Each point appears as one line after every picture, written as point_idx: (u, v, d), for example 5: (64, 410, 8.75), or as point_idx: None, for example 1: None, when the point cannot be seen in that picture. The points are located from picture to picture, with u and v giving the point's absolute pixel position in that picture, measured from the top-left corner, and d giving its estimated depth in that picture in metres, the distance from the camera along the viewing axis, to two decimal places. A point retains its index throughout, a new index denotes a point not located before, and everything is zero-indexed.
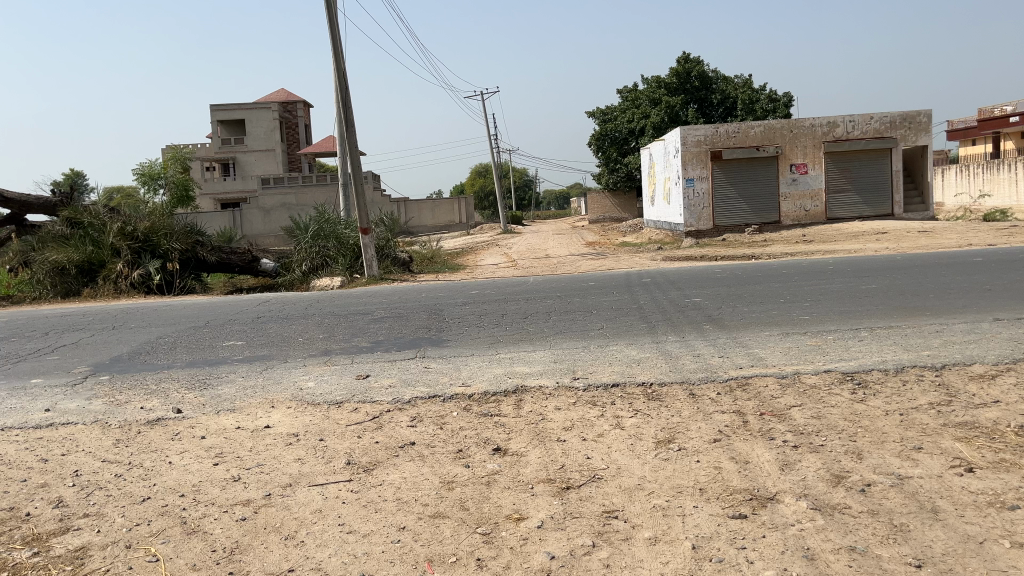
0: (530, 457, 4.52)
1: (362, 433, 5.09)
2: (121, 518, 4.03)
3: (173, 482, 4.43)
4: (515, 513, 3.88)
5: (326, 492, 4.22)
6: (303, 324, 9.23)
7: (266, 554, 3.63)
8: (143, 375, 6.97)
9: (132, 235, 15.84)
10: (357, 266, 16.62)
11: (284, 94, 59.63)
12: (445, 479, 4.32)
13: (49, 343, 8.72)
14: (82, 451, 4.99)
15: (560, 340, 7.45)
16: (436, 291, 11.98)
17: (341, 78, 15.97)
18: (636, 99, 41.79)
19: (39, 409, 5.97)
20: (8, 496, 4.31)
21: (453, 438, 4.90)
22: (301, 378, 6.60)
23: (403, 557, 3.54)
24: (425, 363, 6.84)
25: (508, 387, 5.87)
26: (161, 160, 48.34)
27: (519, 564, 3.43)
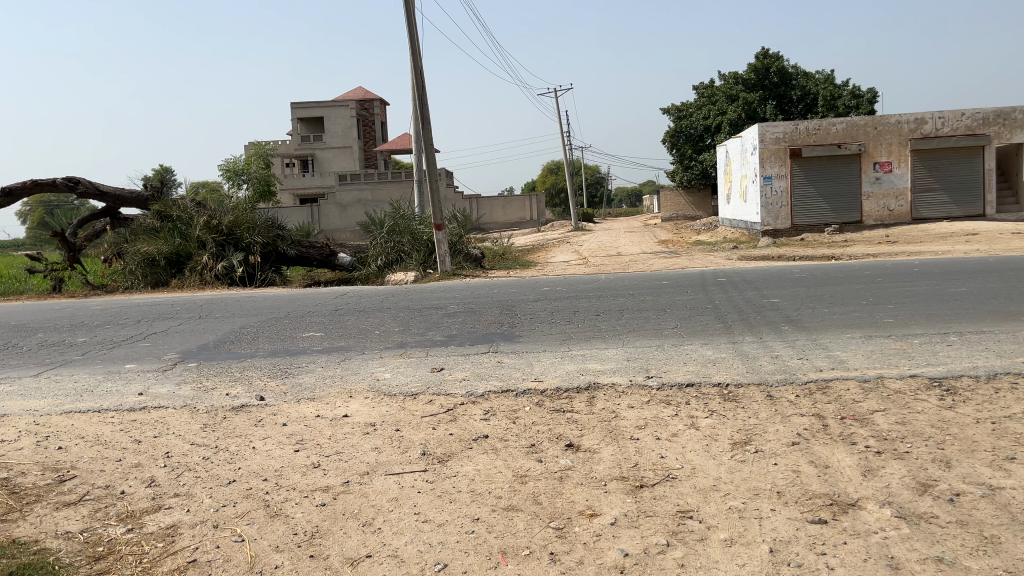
0: (603, 454, 4.52)
1: (437, 424, 5.18)
2: (209, 499, 4.21)
3: (257, 467, 4.60)
4: (588, 509, 3.89)
5: (403, 482, 4.31)
6: (379, 317, 9.43)
7: (344, 539, 3.73)
8: (228, 363, 7.24)
9: (217, 228, 16.50)
10: (431, 262, 16.81)
11: (362, 92, 60.88)
12: (518, 472, 4.36)
13: (144, 330, 9.16)
14: (172, 433, 5.22)
15: (633, 338, 7.41)
16: (509, 287, 12.08)
17: (418, 77, 16.20)
18: (713, 95, 41.31)
19: (133, 392, 6.28)
20: (105, 475, 4.55)
21: (525, 432, 4.93)
22: (378, 369, 6.74)
23: (477, 548, 3.60)
24: (498, 358, 6.91)
25: (581, 383, 5.88)
26: (244, 157, 49.54)
27: (593, 560, 3.44)
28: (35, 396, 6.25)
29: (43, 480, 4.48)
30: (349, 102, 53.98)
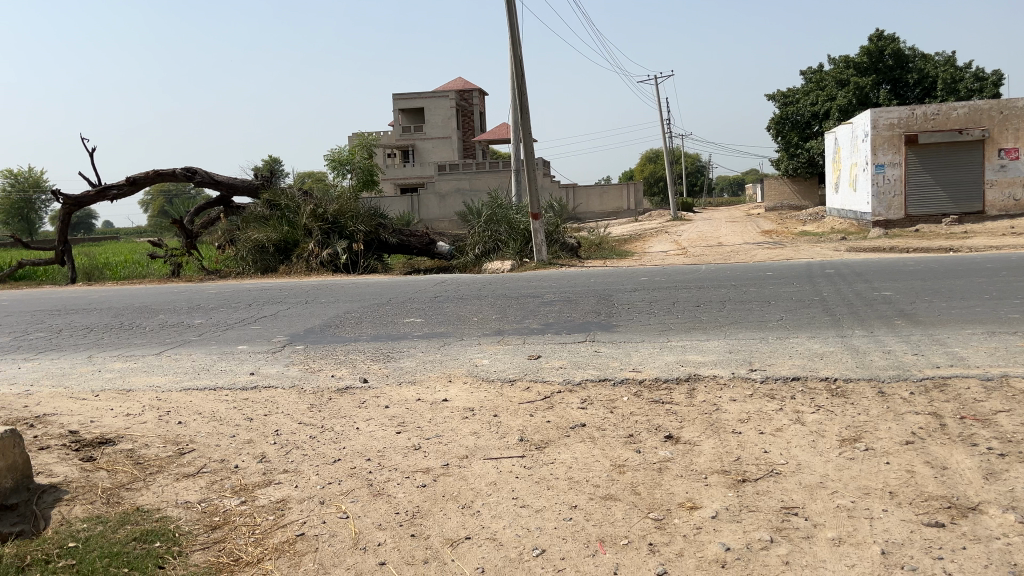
0: (704, 447, 4.43)
1: (534, 411, 5.21)
2: (316, 475, 4.37)
3: (361, 447, 4.74)
4: (688, 502, 3.83)
5: (500, 466, 4.36)
6: (477, 304, 9.55)
7: (444, 521, 3.81)
8: (333, 346, 7.50)
9: (323, 217, 17.08)
10: (527, 251, 16.90)
11: (462, 83, 61.55)
12: (616, 462, 4.32)
13: (257, 313, 9.62)
14: (281, 412, 5.45)
15: (735, 330, 7.23)
16: (606, 277, 11.99)
17: (517, 67, 16.26)
18: (822, 80, 39.89)
19: (245, 372, 6.60)
20: (220, 449, 4.80)
21: (623, 422, 4.89)
22: (476, 355, 6.83)
23: (575, 535, 3.60)
24: (596, 347, 6.89)
25: (681, 374, 5.79)
26: (348, 146, 50.88)
27: (693, 553, 3.40)
28: (158, 373, 6.66)
29: (165, 452, 4.76)
30: (448, 93, 54.80)
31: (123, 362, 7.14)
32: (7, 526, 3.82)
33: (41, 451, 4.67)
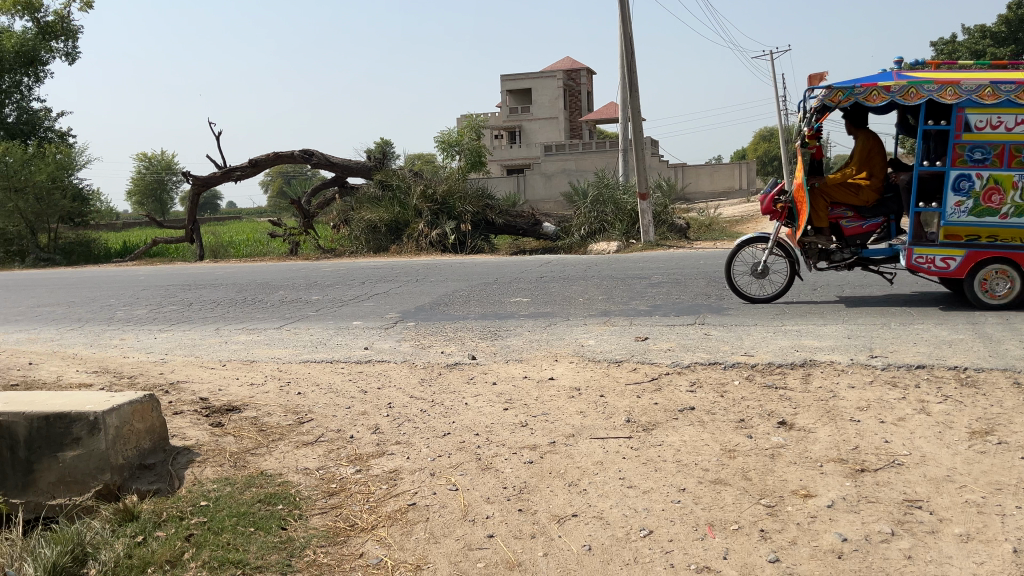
0: (819, 434, 4.28)
1: (642, 392, 5.17)
2: (427, 448, 4.49)
3: (469, 422, 4.84)
4: (802, 489, 3.72)
5: (607, 446, 4.35)
6: (584, 285, 9.53)
7: (551, 497, 3.85)
8: (442, 323, 7.67)
9: (432, 197, 17.41)
10: (634, 232, 16.73)
11: (570, 62, 61.12)
12: (726, 447, 4.24)
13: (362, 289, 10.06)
14: (394, 386, 5.63)
15: (855, 315, 6.93)
16: (716, 258, 11.71)
17: (627, 44, 16.01)
18: (956, 51, 37.67)
19: (360, 346, 6.84)
20: (337, 419, 5.00)
21: (735, 407, 4.78)
22: (583, 336, 6.83)
23: (684, 518, 3.56)
24: (706, 330, 6.75)
25: (795, 360, 5.60)
26: (456, 128, 51.58)
27: (807, 542, 3.31)
28: (279, 346, 7.00)
29: (286, 421, 5.00)
30: (556, 73, 54.84)
31: (248, 334, 7.54)
32: (146, 484, 4.12)
33: (176, 416, 5.01)
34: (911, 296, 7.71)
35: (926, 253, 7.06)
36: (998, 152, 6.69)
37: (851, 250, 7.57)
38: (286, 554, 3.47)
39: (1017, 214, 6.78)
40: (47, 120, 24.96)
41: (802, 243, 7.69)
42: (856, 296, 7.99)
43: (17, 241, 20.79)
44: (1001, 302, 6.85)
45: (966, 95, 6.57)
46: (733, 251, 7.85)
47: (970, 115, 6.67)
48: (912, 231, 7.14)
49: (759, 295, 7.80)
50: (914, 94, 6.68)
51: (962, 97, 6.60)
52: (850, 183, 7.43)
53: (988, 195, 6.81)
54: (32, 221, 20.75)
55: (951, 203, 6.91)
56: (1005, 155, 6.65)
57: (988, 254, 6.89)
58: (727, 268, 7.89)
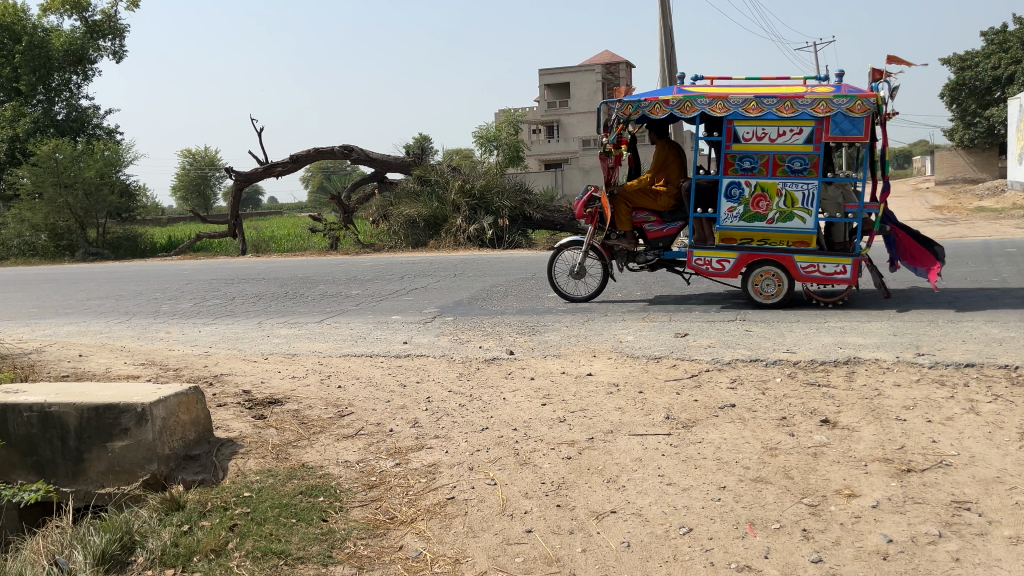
0: (864, 433, 4.21)
1: (682, 389, 5.13)
2: (465, 442, 4.51)
3: (507, 417, 4.84)
4: (846, 489, 3.66)
5: (646, 443, 4.33)
6: (622, 281, 9.47)
7: (590, 493, 3.84)
8: (480, 318, 7.69)
9: (470, 192, 17.44)
10: None
11: (609, 56, 60.71)
12: (768, 445, 4.19)
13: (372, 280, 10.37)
14: (433, 380, 5.67)
15: (901, 312, 6.78)
16: None
17: (667, 36, 15.83)
18: (1007, 41, 36.59)
19: (399, 340, 6.89)
20: (376, 413, 5.04)
21: (777, 404, 4.72)
22: (621, 331, 6.79)
23: (724, 516, 3.53)
24: (747, 326, 6.67)
25: (839, 357, 5.50)
26: (495, 123, 51.63)
27: (851, 542, 3.25)
28: (320, 339, 7.08)
29: (327, 414, 5.06)
30: (594, 67, 54.67)
31: (289, 328, 7.64)
32: (192, 474, 4.20)
33: (220, 408, 5.11)
34: (701, 295, 8.35)
35: (705, 255, 7.72)
36: (764, 161, 7.37)
37: (655, 253, 8.11)
38: (327, 545, 3.52)
39: (782, 219, 7.45)
40: (96, 117, 25.54)
41: (609, 246, 8.22)
42: (662, 295, 8.61)
43: (68, 236, 21.38)
44: (769, 300, 7.48)
45: (733, 109, 7.22)
46: (554, 251, 8.29)
47: (807, 129, 7.16)
48: (693, 232, 7.83)
49: (576, 294, 8.33)
50: (688, 107, 7.31)
51: (731, 111, 7.24)
52: (647, 189, 8.00)
53: (756, 202, 7.48)
54: (82, 216, 21.31)
55: (724, 209, 7.57)
56: (769, 164, 7.33)
57: (758, 255, 7.53)
58: (550, 269, 8.38)
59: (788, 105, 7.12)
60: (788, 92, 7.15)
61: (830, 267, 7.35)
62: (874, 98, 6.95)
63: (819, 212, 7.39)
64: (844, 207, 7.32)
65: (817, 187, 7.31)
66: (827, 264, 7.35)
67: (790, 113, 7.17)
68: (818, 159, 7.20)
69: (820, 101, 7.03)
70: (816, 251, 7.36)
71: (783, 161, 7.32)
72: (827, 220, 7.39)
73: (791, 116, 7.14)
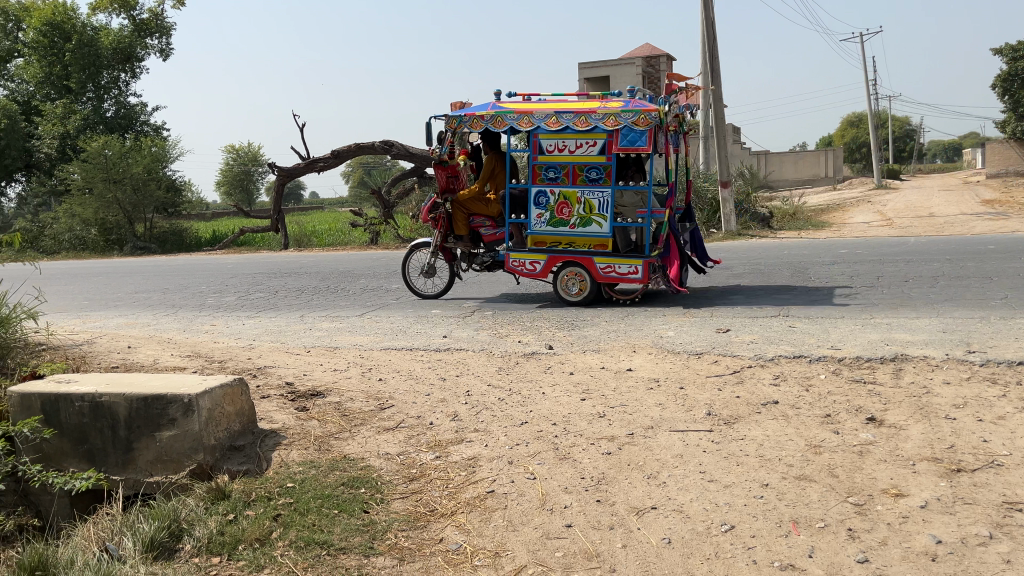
0: (912, 432, 4.12)
1: (723, 385, 5.08)
2: (504, 436, 4.52)
3: (547, 411, 4.84)
4: (893, 488, 3.59)
5: (687, 439, 4.29)
6: None
7: (630, 489, 3.82)
8: (519, 313, 7.69)
9: None
10: (715, 222, 16.43)
11: (649, 48, 60.17)
12: (812, 442, 4.12)
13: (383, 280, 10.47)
14: (472, 374, 5.68)
15: (950, 308, 6.62)
16: (802, 249, 11.36)
17: (709, 27, 15.63)
18: None
19: (439, 334, 6.93)
20: (417, 406, 5.07)
21: (821, 402, 4.64)
22: (661, 327, 6.74)
23: (767, 513, 3.48)
24: (790, 322, 6.57)
25: (886, 354, 5.39)
26: None
27: (898, 543, 3.19)
28: (361, 332, 7.16)
29: (369, 406, 5.11)
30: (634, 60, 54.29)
31: (330, 321, 7.73)
32: (236, 465, 4.27)
33: (264, 399, 5.19)
34: (530, 296, 8.87)
35: (519, 257, 8.26)
36: (565, 171, 7.88)
37: (490, 254, 8.63)
38: (368, 536, 3.56)
39: (583, 224, 7.95)
40: (143, 114, 26.05)
41: (448, 248, 8.77)
42: (501, 294, 9.15)
43: (116, 230, 21.93)
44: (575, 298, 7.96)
45: (537, 123, 7.74)
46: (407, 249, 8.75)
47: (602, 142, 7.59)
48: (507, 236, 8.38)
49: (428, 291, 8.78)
50: (499, 121, 7.85)
51: (535, 125, 7.77)
52: (478, 197, 8.46)
53: (560, 208, 7.99)
54: (130, 211, 21.84)
55: (534, 215, 8.11)
56: (569, 174, 7.84)
57: (564, 258, 8.06)
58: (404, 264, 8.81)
59: (584, 120, 7.57)
60: (584, 107, 7.60)
61: (625, 268, 7.80)
62: (656, 112, 7.27)
63: (616, 218, 7.83)
64: (636, 212, 7.70)
65: (612, 195, 7.78)
66: (622, 265, 7.80)
67: (586, 127, 7.63)
68: (610, 169, 7.66)
69: (609, 116, 7.44)
70: (612, 254, 7.83)
71: (582, 170, 7.82)
72: (621, 225, 7.83)
73: (587, 129, 7.59)
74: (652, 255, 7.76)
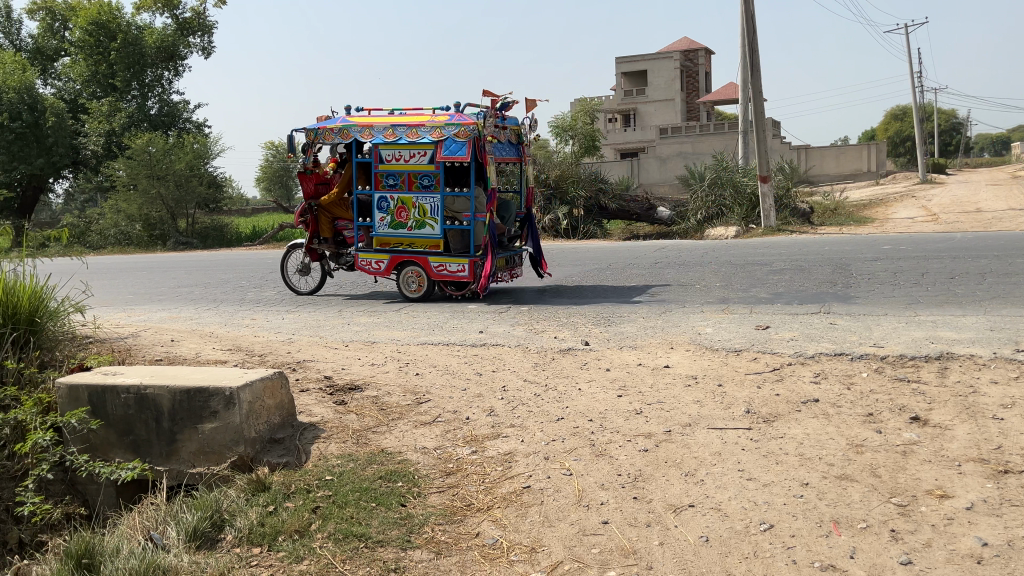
0: (958, 432, 4.03)
1: (763, 383, 5.01)
2: (541, 432, 4.52)
3: (583, 408, 4.83)
4: (937, 489, 3.51)
5: (725, 437, 4.25)
6: (700, 271, 9.30)
7: (667, 486, 3.79)
8: (556, 308, 7.68)
9: (545, 182, 17.48)
10: (754, 217, 16.25)
11: (687, 42, 59.57)
12: (853, 441, 4.05)
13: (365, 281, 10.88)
14: (508, 369, 5.69)
15: (998, 306, 6.46)
16: (843, 244, 11.17)
17: (749, 19, 15.42)
18: None
19: (475, 330, 6.95)
20: (453, 401, 5.09)
21: (863, 400, 4.56)
22: (699, 323, 6.68)
23: (807, 513, 3.44)
24: (831, 319, 6.47)
25: (931, 352, 5.28)
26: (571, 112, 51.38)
27: (943, 545, 3.13)
28: (398, 327, 7.21)
29: (405, 401, 5.15)
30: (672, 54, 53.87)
31: (368, 316, 7.80)
32: (276, 457, 4.32)
33: (303, 393, 5.26)
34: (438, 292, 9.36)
35: (366, 257, 9.04)
36: (402, 178, 8.64)
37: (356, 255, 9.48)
38: (405, 530, 3.58)
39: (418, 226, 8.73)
40: (186, 112, 26.51)
41: (316, 248, 9.55)
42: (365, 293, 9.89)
43: (160, 226, 22.34)
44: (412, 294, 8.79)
45: (376, 135, 8.50)
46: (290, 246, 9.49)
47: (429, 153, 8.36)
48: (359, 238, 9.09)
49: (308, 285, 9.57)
50: (344, 133, 8.64)
51: (375, 136, 8.53)
52: (339, 201, 9.33)
53: (399, 212, 8.76)
54: (172, 207, 22.25)
55: (378, 218, 8.87)
56: (405, 181, 8.61)
57: (401, 258, 8.90)
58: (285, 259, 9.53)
59: (414, 132, 8.33)
60: (415, 121, 8.35)
61: (454, 267, 8.63)
62: (473, 125, 8.01)
63: (447, 222, 8.59)
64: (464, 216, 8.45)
65: (442, 201, 8.52)
66: (451, 265, 8.63)
67: (418, 138, 8.38)
68: (438, 176, 8.38)
69: (435, 129, 8.20)
70: (443, 254, 8.66)
71: (416, 178, 8.57)
72: (451, 227, 8.58)
73: (416, 141, 8.34)
74: (476, 255, 8.54)
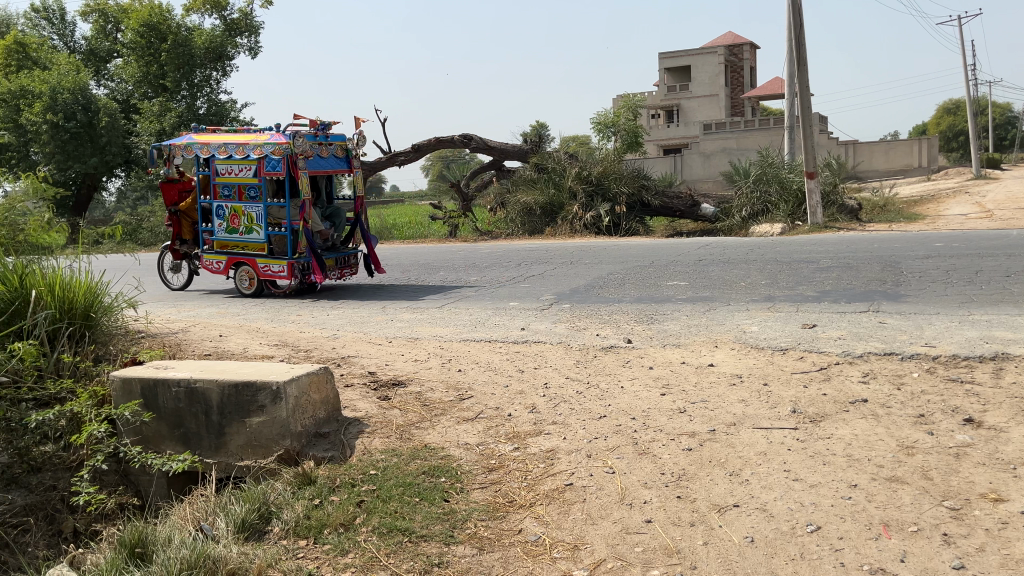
0: (1014, 435, 3.91)
1: (810, 382, 4.93)
2: (583, 430, 4.51)
3: (626, 406, 4.80)
4: (992, 493, 3.42)
5: (771, 437, 4.19)
6: (745, 269, 9.18)
7: (711, 486, 3.76)
8: (598, 306, 7.65)
9: (587, 178, 17.42)
10: (800, 213, 15.93)
11: (733, 37, 58.84)
12: (904, 443, 3.97)
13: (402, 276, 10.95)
14: (551, 367, 5.69)
15: None
16: (893, 241, 10.93)
17: (796, 12, 15.17)
18: None
19: (517, 326, 6.96)
20: (496, 398, 5.11)
21: (914, 401, 4.46)
22: (745, 321, 6.59)
23: (856, 515, 3.37)
24: (881, 318, 6.33)
25: (986, 352, 5.14)
26: (613, 109, 51.13)
27: (997, 550, 3.05)
28: (441, 324, 7.26)
29: (448, 397, 5.18)
30: (717, 49, 53.28)
31: (411, 312, 7.86)
32: (321, 451, 4.40)
33: (347, 388, 5.33)
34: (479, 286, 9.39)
35: (209, 257, 9.96)
36: (236, 191, 9.45)
37: None
38: (448, 525, 3.61)
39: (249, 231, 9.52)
40: (234, 111, 26.99)
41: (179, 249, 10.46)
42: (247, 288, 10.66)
43: None
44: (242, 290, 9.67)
45: (212, 151, 9.34)
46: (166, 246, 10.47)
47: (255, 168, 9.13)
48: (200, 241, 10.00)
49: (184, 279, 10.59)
50: (189, 150, 9.50)
51: (211, 153, 9.37)
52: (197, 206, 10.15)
53: (233, 219, 9.58)
54: None
55: (217, 224, 9.73)
56: (237, 193, 9.40)
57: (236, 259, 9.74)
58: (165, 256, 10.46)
59: (241, 149, 9.11)
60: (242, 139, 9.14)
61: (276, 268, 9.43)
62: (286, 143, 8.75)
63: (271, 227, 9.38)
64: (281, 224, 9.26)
65: (264, 209, 9.28)
66: (275, 266, 9.43)
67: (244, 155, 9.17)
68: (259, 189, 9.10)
69: (257, 147, 8.99)
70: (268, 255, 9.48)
71: (245, 190, 9.35)
72: (275, 233, 9.37)
73: (242, 157, 9.15)
74: (295, 258, 9.30)
